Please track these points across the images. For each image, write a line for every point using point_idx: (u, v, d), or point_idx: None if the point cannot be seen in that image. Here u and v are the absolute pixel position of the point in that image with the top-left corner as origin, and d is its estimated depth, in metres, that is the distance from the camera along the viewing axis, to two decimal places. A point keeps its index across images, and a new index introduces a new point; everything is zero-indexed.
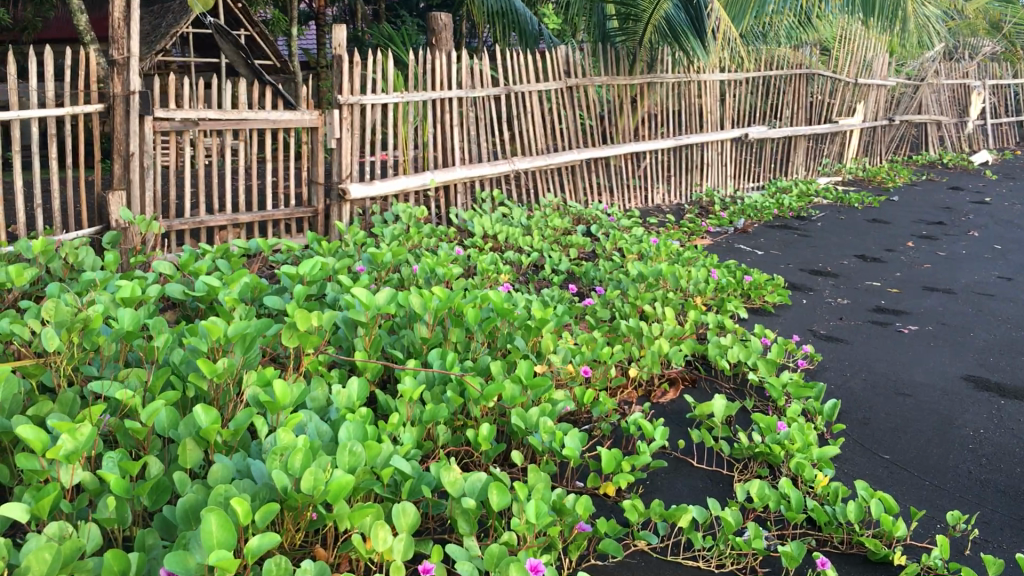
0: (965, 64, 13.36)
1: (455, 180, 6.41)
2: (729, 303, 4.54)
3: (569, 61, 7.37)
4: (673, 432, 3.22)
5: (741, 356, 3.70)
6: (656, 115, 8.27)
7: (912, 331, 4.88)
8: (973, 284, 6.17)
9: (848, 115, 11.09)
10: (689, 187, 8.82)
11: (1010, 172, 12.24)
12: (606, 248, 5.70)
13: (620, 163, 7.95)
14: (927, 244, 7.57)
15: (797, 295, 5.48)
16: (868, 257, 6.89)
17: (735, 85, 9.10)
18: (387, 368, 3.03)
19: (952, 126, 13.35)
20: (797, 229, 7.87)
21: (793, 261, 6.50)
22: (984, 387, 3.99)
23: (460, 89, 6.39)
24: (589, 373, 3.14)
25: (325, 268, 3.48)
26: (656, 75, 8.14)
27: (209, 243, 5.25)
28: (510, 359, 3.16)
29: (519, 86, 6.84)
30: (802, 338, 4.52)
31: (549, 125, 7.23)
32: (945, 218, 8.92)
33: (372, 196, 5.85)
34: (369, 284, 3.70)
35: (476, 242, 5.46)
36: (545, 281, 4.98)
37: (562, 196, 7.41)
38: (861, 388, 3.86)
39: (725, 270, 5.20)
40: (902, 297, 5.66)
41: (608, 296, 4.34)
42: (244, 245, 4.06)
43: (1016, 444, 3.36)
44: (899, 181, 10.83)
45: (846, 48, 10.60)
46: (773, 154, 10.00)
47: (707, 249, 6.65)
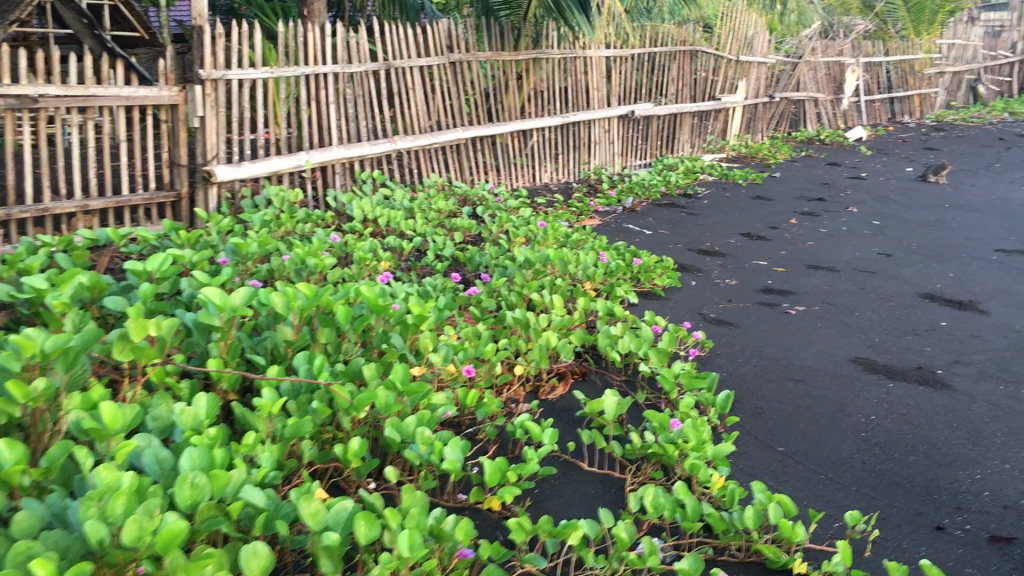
0: (840, 42, 13.64)
1: (334, 160, 6.02)
2: (619, 288, 4.35)
3: (451, 35, 7.08)
4: (562, 432, 3.02)
5: (632, 346, 3.54)
6: (542, 92, 8.06)
7: (800, 311, 4.83)
8: (855, 261, 6.21)
9: (730, 92, 11.13)
10: (577, 165, 8.67)
11: (883, 148, 12.58)
12: (492, 230, 5.47)
13: (507, 141, 7.72)
14: (810, 221, 7.62)
15: (686, 276, 5.38)
16: (753, 235, 6.87)
17: (621, 61, 8.98)
18: (248, 376, 2.73)
19: (828, 103, 13.65)
20: (684, 207, 7.81)
21: (682, 240, 6.41)
22: (873, 370, 3.94)
23: (335, 64, 6.03)
24: (473, 373, 2.93)
25: (176, 263, 3.13)
26: (541, 51, 7.94)
27: (57, 232, 4.82)
28: (387, 360, 2.91)
29: (398, 61, 6.52)
30: (693, 323, 4.41)
31: (432, 102, 6.94)
32: (825, 194, 9.04)
33: (242, 178, 5.45)
34: (231, 279, 3.37)
35: (354, 227, 5.15)
36: (428, 269, 4.72)
37: (447, 176, 7.13)
38: (753, 375, 3.76)
39: (614, 253, 5.03)
40: (788, 276, 5.63)
41: (493, 284, 4.11)
42: (88, 236, 3.66)
43: (907, 430, 3.30)
44: (779, 157, 10.95)
45: (728, 26, 10.63)
46: (659, 132, 9.94)
47: (596, 230, 6.50)
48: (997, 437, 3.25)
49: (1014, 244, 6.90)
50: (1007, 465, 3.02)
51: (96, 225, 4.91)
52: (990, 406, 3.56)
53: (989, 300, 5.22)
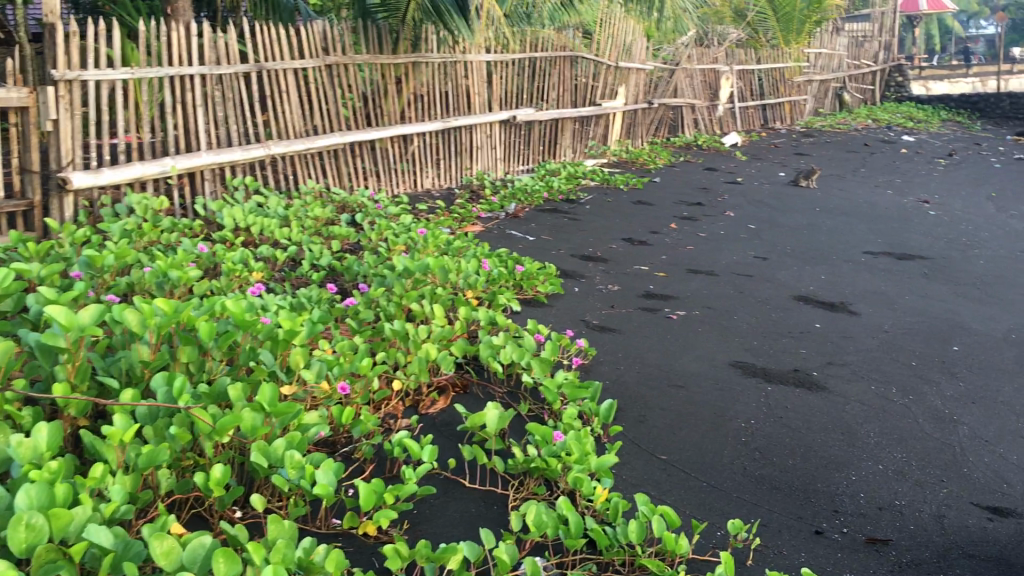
0: (715, 51, 14.01)
1: (202, 166, 5.74)
2: (501, 296, 4.27)
3: (327, 37, 6.89)
4: (442, 449, 2.92)
5: (515, 357, 3.47)
6: (422, 96, 7.94)
7: (680, 316, 4.87)
8: (733, 264, 6.32)
9: (611, 98, 11.25)
10: (459, 170, 8.57)
11: (757, 153, 12.97)
12: (371, 238, 5.32)
13: (387, 146, 7.56)
14: (689, 225, 7.75)
15: (569, 282, 5.36)
16: (635, 240, 6.93)
17: (502, 66, 8.94)
18: (100, 400, 2.52)
19: (705, 109, 13.99)
20: (567, 212, 7.82)
21: (564, 246, 6.40)
22: (752, 373, 3.98)
23: (202, 66, 5.78)
24: (348, 390, 2.80)
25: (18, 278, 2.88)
26: (420, 54, 7.84)
27: None
28: (256, 379, 2.74)
29: (270, 63, 6.30)
30: (576, 330, 4.37)
31: (308, 106, 6.74)
32: (703, 199, 9.22)
33: (101, 186, 5.13)
34: (82, 294, 3.13)
35: (225, 236, 4.91)
36: (303, 279, 4.54)
37: (325, 182, 6.92)
38: (636, 382, 3.74)
39: (496, 260, 4.96)
40: (669, 281, 5.68)
41: (371, 294, 3.97)
42: None
43: (786, 433, 3.33)
44: (659, 162, 11.14)
45: (607, 32, 10.75)
46: (541, 137, 9.96)
47: (478, 236, 6.43)
48: (870, 438, 3.32)
49: (881, 246, 7.17)
50: (881, 466, 3.08)
51: None
52: (863, 407, 3.64)
53: (859, 301, 5.38)
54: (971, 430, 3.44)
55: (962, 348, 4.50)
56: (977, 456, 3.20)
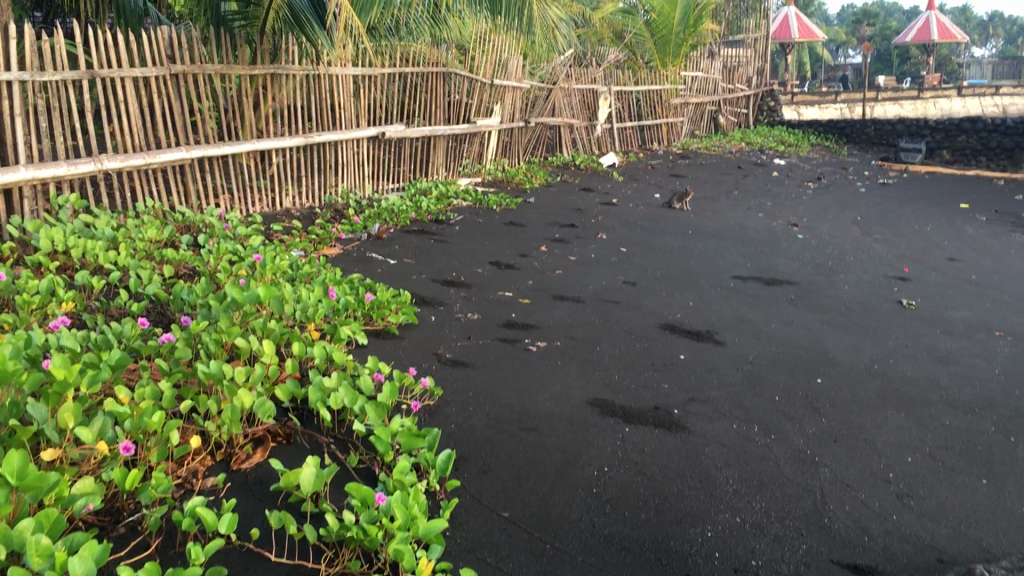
0: (593, 70, 13.98)
1: (20, 182, 5.13)
2: (342, 329, 3.88)
3: (173, 44, 6.36)
4: (249, 516, 2.54)
5: (345, 401, 3.12)
6: (282, 110, 7.47)
7: (540, 348, 4.60)
8: (601, 290, 6.13)
9: (486, 116, 11.00)
10: (323, 189, 8.15)
11: (633, 174, 12.97)
12: (210, 262, 4.86)
13: (242, 161, 7.06)
14: (560, 248, 7.55)
15: (426, 311, 5.03)
16: (501, 264, 6.66)
17: (370, 80, 8.55)
18: None
19: (583, 129, 13.92)
20: (434, 234, 7.50)
21: (426, 270, 6.07)
22: (610, 413, 3.74)
23: (23, 71, 5.20)
24: (132, 449, 2.41)
25: None
26: (279, 66, 7.37)
27: None
28: (15, 439, 2.31)
29: (106, 71, 5.76)
30: (425, 366, 4.05)
31: (149, 117, 6.20)
32: (577, 220, 9.07)
33: None
34: None
35: (37, 259, 4.37)
36: (121, 311, 4.05)
37: (168, 200, 6.38)
38: (484, 426, 3.42)
39: (343, 287, 4.59)
40: (533, 308, 5.43)
41: (190, 329, 3.53)
42: None
43: (640, 482, 3.08)
44: (535, 183, 10.96)
45: (481, 49, 10.52)
46: (412, 154, 9.61)
47: (335, 260, 6.04)
48: (729, 486, 3.10)
49: (749, 271, 7.11)
50: (738, 518, 2.85)
51: None
52: (724, 449, 3.43)
53: (725, 330, 5.23)
54: (833, 474, 3.26)
55: (825, 381, 4.37)
56: (837, 504, 3.01)
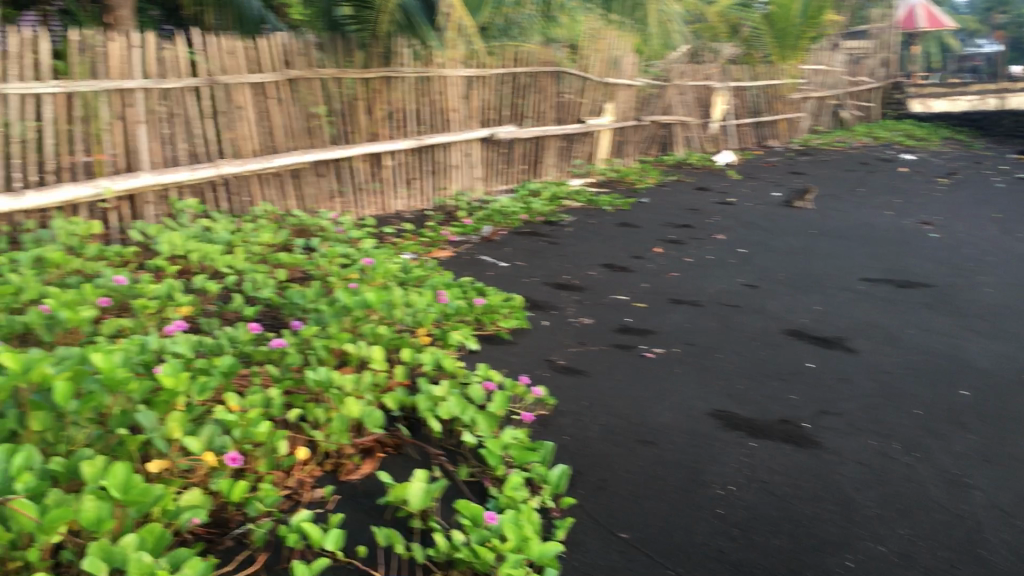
0: (709, 67, 13.61)
1: (143, 187, 5.24)
2: (453, 334, 3.78)
3: (288, 49, 6.41)
4: (357, 530, 2.45)
5: (455, 411, 3.01)
6: (395, 113, 7.48)
7: (657, 355, 4.40)
8: (719, 294, 5.87)
9: (598, 115, 10.81)
10: (434, 191, 8.13)
11: (751, 172, 12.54)
12: (322, 265, 4.85)
13: (355, 164, 7.08)
14: (676, 250, 7.31)
15: (538, 316, 4.90)
16: (615, 266, 6.48)
17: (481, 81, 8.49)
18: None
19: (698, 127, 13.58)
20: (546, 235, 7.38)
21: (538, 273, 5.94)
22: (734, 426, 3.52)
23: (145, 78, 5.31)
24: (238, 461, 2.35)
25: None
26: (392, 69, 7.36)
27: None
28: (125, 448, 2.27)
29: (224, 77, 5.84)
30: (538, 373, 3.91)
31: (265, 122, 6.26)
32: (692, 220, 8.79)
33: (24, 210, 4.59)
34: None
35: (157, 264, 4.42)
36: (236, 315, 4.06)
37: (284, 204, 6.44)
38: (599, 439, 3.26)
39: (454, 291, 4.50)
40: (648, 313, 5.22)
41: (301, 334, 3.48)
42: None
43: (770, 504, 2.86)
44: (648, 182, 10.72)
45: (594, 47, 10.34)
46: (523, 155, 9.52)
47: (446, 263, 5.98)
48: (869, 510, 2.84)
49: (879, 272, 6.71)
50: (882, 547, 2.61)
51: None
52: (861, 468, 3.17)
53: (856, 337, 4.91)
54: (986, 498, 2.97)
55: (972, 393, 4.03)
56: (994, 533, 2.73)
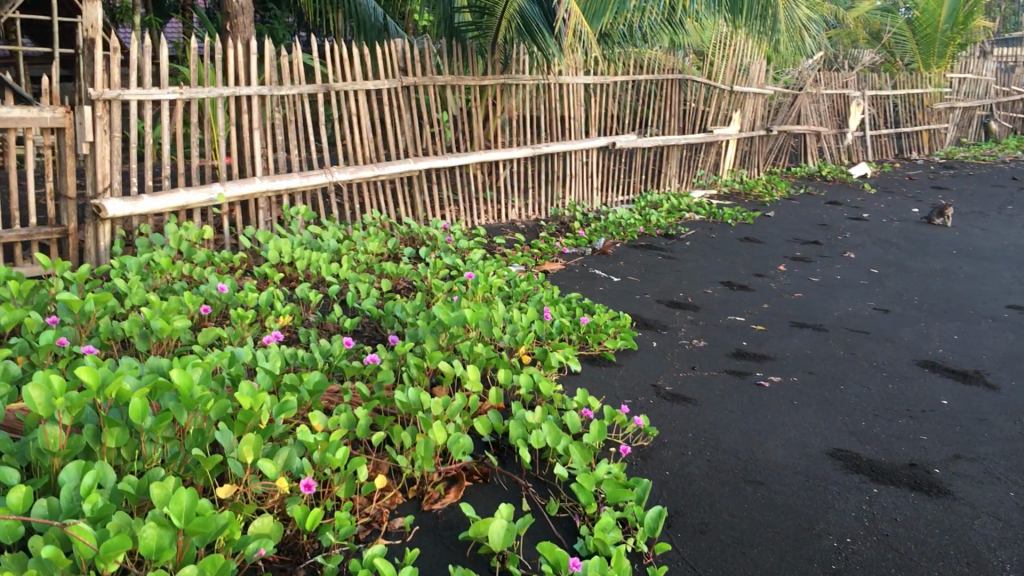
0: (845, 74, 13.00)
1: (255, 193, 5.28)
2: (553, 355, 3.61)
3: (406, 56, 6.38)
4: (434, 566, 2.31)
5: (547, 439, 2.84)
6: (512, 121, 7.37)
7: (774, 384, 4.11)
8: (846, 317, 5.50)
9: (724, 124, 10.45)
10: (550, 201, 7.99)
11: (887, 186, 11.89)
12: (428, 276, 4.76)
13: (469, 172, 7.01)
14: (801, 268, 6.93)
15: (647, 336, 4.67)
16: (733, 285, 6.17)
17: (602, 89, 8.30)
18: None
19: (831, 137, 12.99)
20: (662, 249, 7.13)
21: (651, 290, 5.71)
22: (855, 468, 3.22)
23: (261, 85, 5.33)
24: (313, 487, 2.25)
25: None
26: (510, 76, 7.23)
27: None
28: (200, 469, 2.20)
29: (340, 84, 5.83)
30: (642, 398, 3.70)
31: (380, 129, 6.24)
32: (821, 236, 8.35)
33: (140, 214, 4.68)
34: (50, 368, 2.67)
35: (263, 272, 4.42)
36: (335, 327, 4.00)
37: (396, 212, 6.42)
38: (703, 476, 3.03)
39: (558, 308, 4.33)
40: (767, 336, 4.92)
41: (396, 350, 3.38)
42: None
43: (891, 562, 2.58)
44: (775, 195, 10.28)
45: (721, 53, 10.00)
46: (644, 165, 9.28)
47: (556, 277, 5.82)
48: None
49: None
50: None
51: None
52: (999, 524, 2.84)
53: (999, 371, 4.48)
54: None
55: None
56: None
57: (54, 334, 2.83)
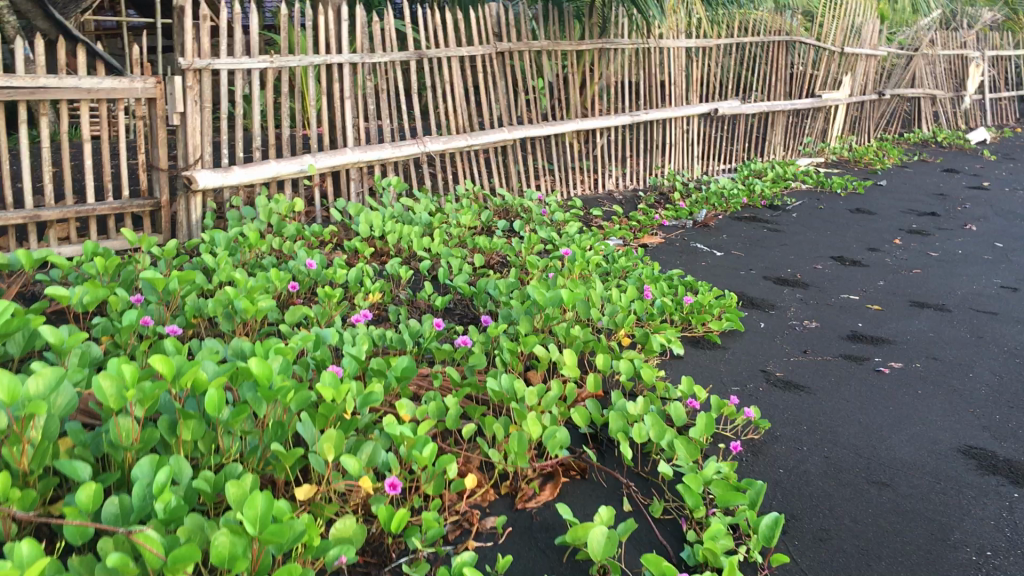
0: (964, 33, 12.21)
1: (347, 164, 5.14)
2: (655, 338, 3.38)
3: (501, 20, 6.14)
4: None
5: (651, 434, 2.62)
6: (611, 87, 7.08)
7: (895, 370, 3.79)
8: (971, 296, 5.08)
9: (833, 89, 9.93)
10: (649, 170, 7.68)
11: (1010, 153, 11.13)
12: (522, 251, 4.56)
13: (565, 141, 6.75)
14: (918, 241, 6.49)
15: (755, 316, 4.38)
16: (846, 260, 5.79)
17: (704, 53, 7.91)
18: (56, 500, 1.90)
19: (948, 101, 12.25)
20: (768, 221, 6.78)
21: (757, 266, 5.40)
22: (993, 469, 2.90)
23: (352, 53, 5.15)
24: (397, 487, 2.08)
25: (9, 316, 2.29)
26: (609, 40, 6.92)
27: (21, 246, 4.19)
28: (279, 465, 2.06)
29: (433, 51, 5.63)
30: (751, 385, 3.44)
31: (474, 98, 6.04)
32: (939, 207, 7.84)
33: (232, 186, 4.60)
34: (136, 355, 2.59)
35: (352, 246, 4.30)
36: (426, 304, 3.85)
37: (490, 183, 6.24)
38: (821, 475, 2.76)
39: (660, 286, 4.08)
40: (884, 317, 4.57)
41: (488, 333, 3.21)
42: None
43: None
44: (888, 162, 9.73)
45: (832, 13, 9.46)
46: (747, 132, 8.87)
47: (656, 251, 5.56)
48: None
49: None
50: None
51: (70, 236, 4.25)
52: None
53: None
54: None
55: None
56: None
57: (138, 314, 2.74)
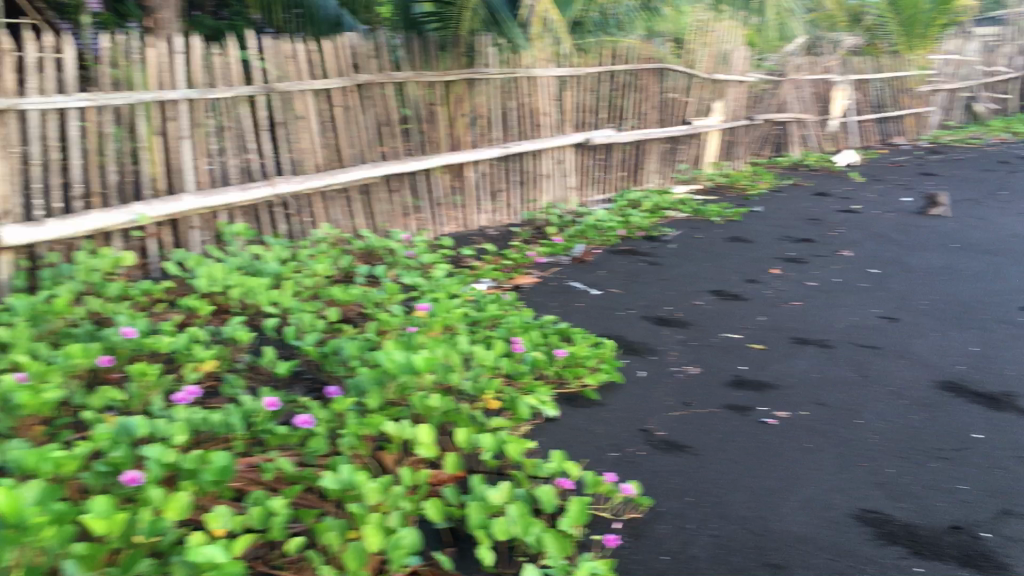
0: (827, 58, 12.49)
1: (186, 212, 4.66)
2: (523, 404, 3.04)
3: (358, 50, 5.73)
4: None
5: (515, 530, 2.27)
6: (480, 119, 6.77)
7: (781, 420, 3.55)
8: (852, 330, 4.94)
9: (705, 115, 9.92)
10: (523, 203, 7.40)
11: (876, 174, 11.36)
12: (382, 302, 4.19)
13: (433, 176, 6.39)
14: (795, 270, 6.39)
15: (634, 364, 4.11)
16: (726, 294, 5.61)
17: (575, 82, 7.71)
18: None
19: (816, 124, 12.48)
20: (645, 254, 6.58)
21: (636, 305, 5.16)
22: (891, 538, 2.65)
23: (187, 88, 4.72)
24: None
25: None
26: (476, 70, 6.63)
27: None
28: None
29: (283, 84, 5.20)
30: (630, 450, 3.14)
31: (331, 133, 5.61)
32: (813, 233, 7.81)
33: (47, 241, 4.07)
34: None
35: (187, 305, 3.83)
36: (270, 372, 3.42)
37: (352, 224, 5.81)
38: (708, 561, 2.46)
39: (531, 338, 3.75)
40: (767, 357, 4.36)
41: (333, 409, 2.80)
42: None
43: None
44: (762, 188, 9.76)
45: (700, 40, 9.46)
46: (623, 161, 8.73)
47: (529, 292, 5.27)
48: None
49: None
50: None
51: None
52: None
53: None
54: None
55: None
56: None
57: None
